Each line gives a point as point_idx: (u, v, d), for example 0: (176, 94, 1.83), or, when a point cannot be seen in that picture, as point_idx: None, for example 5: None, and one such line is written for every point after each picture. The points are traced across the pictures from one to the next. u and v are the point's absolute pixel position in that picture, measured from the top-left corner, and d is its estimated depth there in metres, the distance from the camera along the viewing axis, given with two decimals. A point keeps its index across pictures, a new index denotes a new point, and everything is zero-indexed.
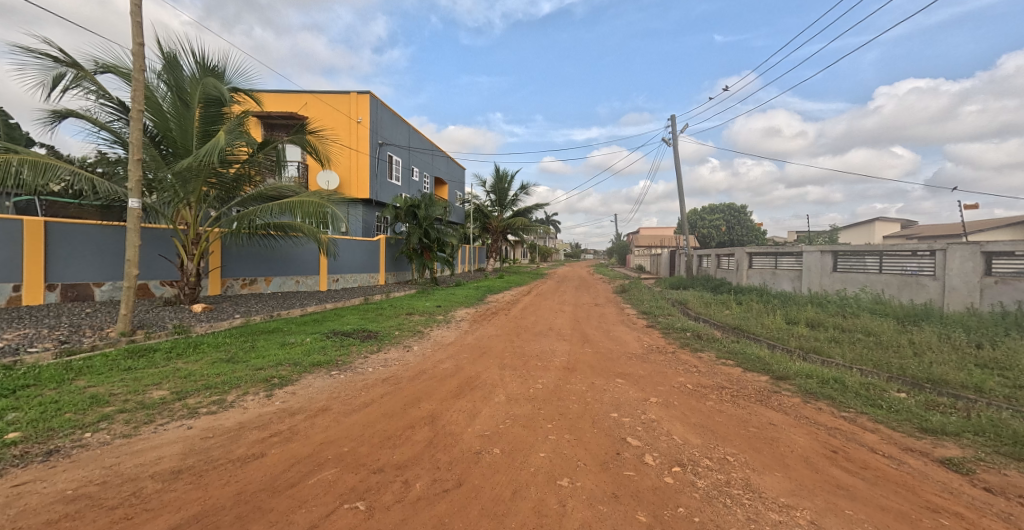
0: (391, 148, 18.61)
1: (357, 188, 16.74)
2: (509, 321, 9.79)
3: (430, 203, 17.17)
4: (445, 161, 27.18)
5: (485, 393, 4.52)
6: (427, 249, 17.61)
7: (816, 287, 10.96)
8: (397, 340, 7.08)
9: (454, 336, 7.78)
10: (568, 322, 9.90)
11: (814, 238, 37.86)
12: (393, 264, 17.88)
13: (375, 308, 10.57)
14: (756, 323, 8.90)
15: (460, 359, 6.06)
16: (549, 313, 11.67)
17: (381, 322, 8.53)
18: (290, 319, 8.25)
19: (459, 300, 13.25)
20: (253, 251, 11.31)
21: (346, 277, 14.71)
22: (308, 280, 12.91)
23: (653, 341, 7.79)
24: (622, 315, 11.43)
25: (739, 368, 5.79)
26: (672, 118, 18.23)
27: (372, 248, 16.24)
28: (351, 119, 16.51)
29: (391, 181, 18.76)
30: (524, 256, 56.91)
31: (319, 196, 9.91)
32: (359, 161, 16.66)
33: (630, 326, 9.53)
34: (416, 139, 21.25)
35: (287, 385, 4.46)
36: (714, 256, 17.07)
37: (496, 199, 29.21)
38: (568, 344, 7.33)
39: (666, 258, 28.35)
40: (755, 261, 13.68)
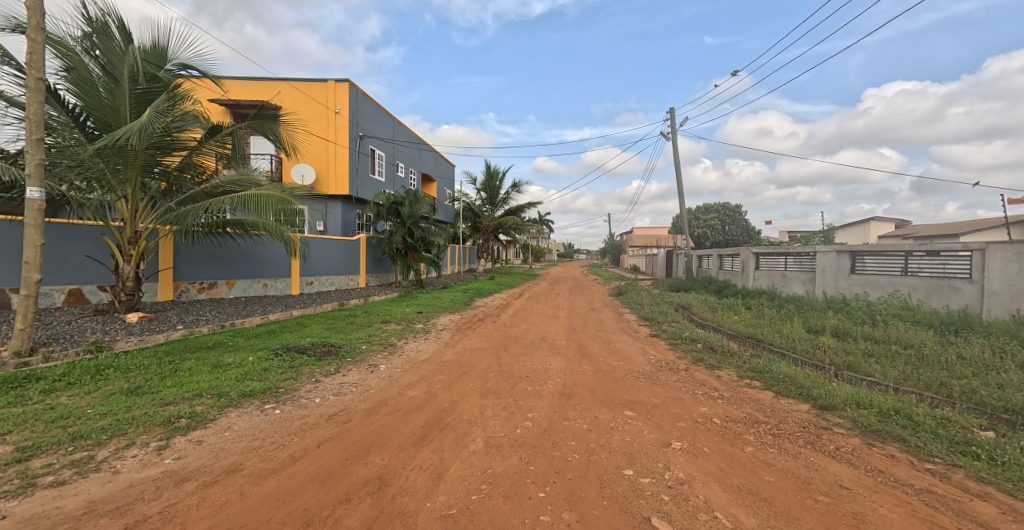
0: (373, 142, 17.48)
1: (335, 183, 15.60)
2: (497, 331, 8.75)
3: (416, 202, 16.17)
4: (433, 157, 26.07)
5: (458, 438, 3.47)
6: (412, 251, 16.57)
7: (831, 291, 10.09)
8: (362, 357, 6.01)
9: (432, 350, 6.73)
10: (561, 331, 8.90)
11: (810, 238, 37.39)
12: (374, 266, 16.78)
13: (347, 315, 9.46)
14: (773, 332, 7.97)
15: (434, 383, 5.01)
16: (542, 319, 10.66)
17: (349, 334, 7.45)
18: (241, 330, 7.12)
19: (443, 305, 12.19)
20: (213, 252, 10.20)
21: (321, 280, 13.63)
22: (277, 283, 11.81)
23: (660, 355, 6.81)
24: (622, 322, 10.44)
25: (770, 392, 4.81)
26: (671, 111, 17.33)
27: (351, 248, 15.15)
28: (329, 110, 15.37)
29: (374, 177, 17.64)
30: (517, 257, 55.90)
31: (281, 189, 8.79)
32: (337, 154, 15.53)
33: (631, 336, 8.56)
34: (401, 133, 20.16)
35: (196, 429, 3.36)
36: (716, 257, 16.20)
37: (487, 197, 28.20)
38: (563, 359, 6.33)
39: (662, 259, 27.54)
40: (762, 263, 12.82)
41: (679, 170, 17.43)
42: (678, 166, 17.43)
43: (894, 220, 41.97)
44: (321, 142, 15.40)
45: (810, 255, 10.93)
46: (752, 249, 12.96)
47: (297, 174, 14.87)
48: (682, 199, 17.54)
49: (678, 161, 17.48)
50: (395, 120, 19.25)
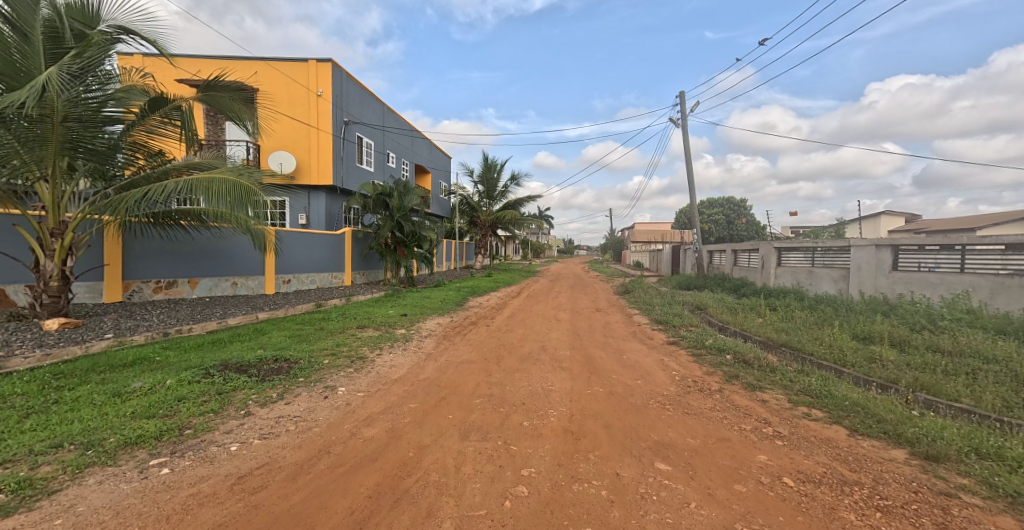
0: (361, 129, 16.34)
1: (318, 172, 14.47)
2: (490, 338, 7.61)
3: (406, 193, 15.15)
4: (427, 148, 24.87)
5: (415, 524, 2.30)
6: (401, 246, 15.46)
7: (868, 290, 8.94)
8: (320, 376, 4.85)
9: (410, 365, 5.56)
10: (565, 337, 7.76)
11: (819, 232, 36.25)
12: (361, 263, 15.64)
13: (320, 318, 8.30)
14: (812, 340, 6.82)
15: (401, 416, 3.84)
16: (543, 323, 9.50)
17: (314, 343, 6.31)
18: (181, 340, 5.95)
19: (433, 305, 11.02)
20: (171, 246, 9.10)
21: (300, 277, 12.56)
22: (249, 281, 10.70)
23: (685, 371, 5.63)
24: (633, 326, 9.28)
25: (841, 428, 3.65)
26: (680, 95, 16.21)
27: (334, 243, 14.03)
28: (310, 92, 14.22)
29: (362, 166, 16.50)
30: (517, 253, 54.65)
31: (239, 173, 7.43)
32: (320, 141, 14.40)
33: (646, 344, 7.41)
34: (391, 121, 18.97)
35: (18, 509, 2.18)
36: (730, 253, 15.05)
37: (484, 190, 27.03)
38: (568, 377, 5.19)
39: (668, 255, 26.40)
40: (783, 259, 11.68)
41: (689, 158, 16.25)
42: (688, 155, 16.24)
43: (904, 213, 40.84)
44: (302, 127, 14.27)
45: (842, 250, 9.79)
46: (773, 244, 11.80)
47: (275, 161, 13.97)
48: (692, 190, 16.38)
49: (688, 150, 16.30)
50: (385, 106, 18.07)
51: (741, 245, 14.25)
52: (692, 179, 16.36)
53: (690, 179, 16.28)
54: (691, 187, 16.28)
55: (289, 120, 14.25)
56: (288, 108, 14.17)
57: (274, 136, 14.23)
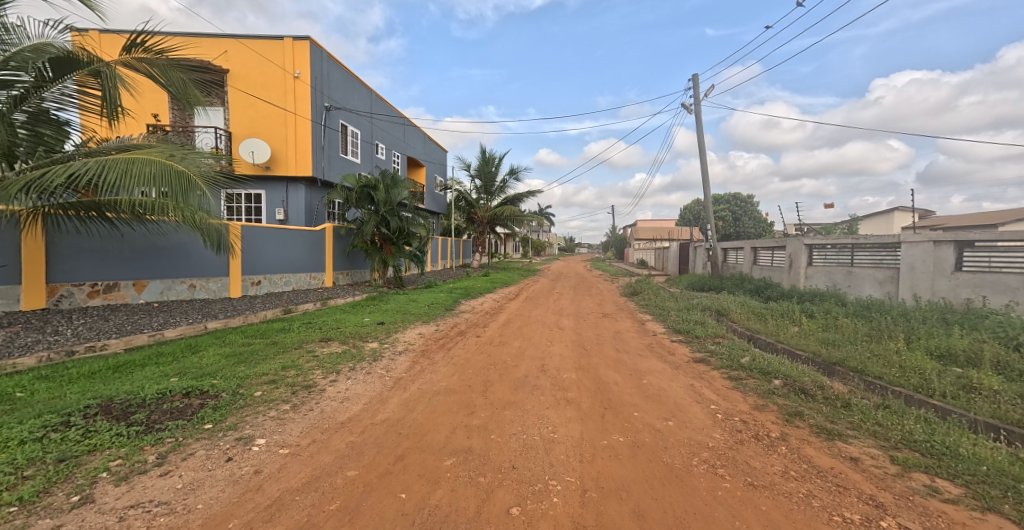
0: (345, 116, 15.12)
1: (296, 161, 13.29)
2: (479, 355, 6.31)
3: (393, 186, 13.89)
4: (421, 140, 23.62)
5: None
6: (387, 244, 14.23)
7: (924, 294, 7.64)
8: (239, 419, 3.53)
9: (368, 399, 4.26)
10: (568, 353, 6.48)
11: (831, 229, 34.99)
12: (345, 262, 14.37)
13: (278, 329, 7.01)
14: (875, 359, 5.52)
15: (326, 498, 2.53)
16: (544, 332, 8.21)
17: (254, 365, 5.02)
18: (81, 362, 4.65)
19: (417, 311, 9.75)
20: (107, 244, 7.80)
21: (273, 278, 11.31)
22: (209, 284, 9.50)
23: (728, 405, 4.33)
24: (648, 336, 7.98)
25: (1006, 523, 2.33)
26: (693, 78, 14.91)
27: (314, 240, 12.79)
28: (287, 74, 13.01)
29: (346, 156, 15.31)
30: (517, 251, 52.52)
31: (166, 154, 5.92)
32: (298, 127, 13.21)
33: (667, 362, 6.11)
34: (380, 109, 17.71)
35: None
36: (748, 250, 13.75)
37: (482, 185, 25.74)
38: (575, 419, 3.89)
39: (675, 253, 25.12)
40: (812, 257, 10.41)
41: (701, 148, 14.97)
42: (701, 145, 14.97)
43: (917, 210, 39.58)
44: (278, 112, 13.08)
45: (888, 247, 8.49)
46: (801, 241, 10.50)
47: (246, 150, 12.74)
48: (704, 183, 15.11)
49: (701, 139, 15.03)
50: (373, 93, 16.82)
51: (762, 243, 12.94)
52: (705, 171, 15.08)
53: (703, 170, 14.99)
54: (704, 179, 15.01)
55: (263, 105, 13.02)
56: (262, 91, 12.95)
57: (248, 122, 13.01)
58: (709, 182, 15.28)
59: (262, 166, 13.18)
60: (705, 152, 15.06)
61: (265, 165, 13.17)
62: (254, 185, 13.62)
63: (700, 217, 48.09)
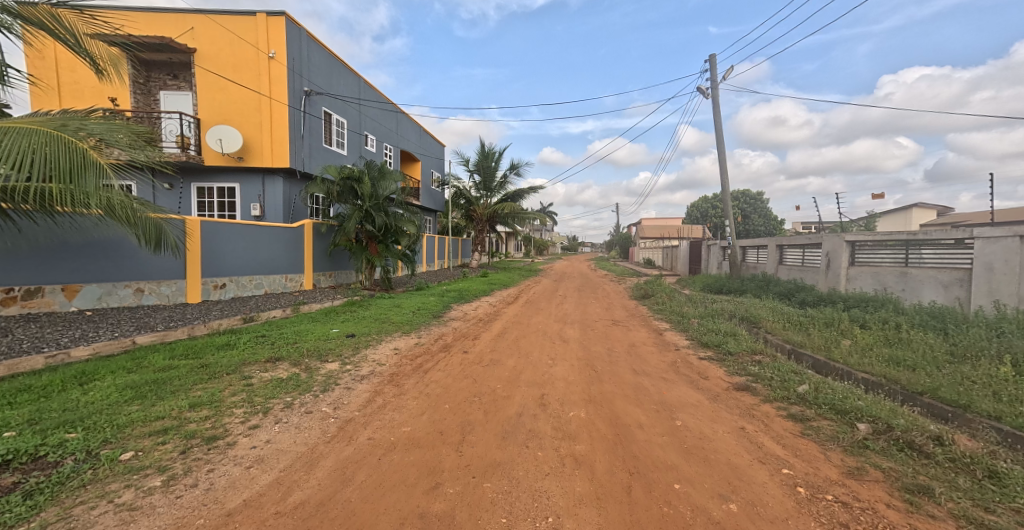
0: (328, 102, 13.90)
1: (271, 151, 12.12)
2: (462, 381, 5.00)
3: (380, 179, 12.73)
4: (416, 133, 22.40)
5: None
6: (373, 242, 13.04)
7: (1007, 300, 6.22)
8: (58, 516, 2.18)
9: (288, 462, 2.92)
10: (575, 378, 5.15)
11: (847, 227, 33.54)
12: (328, 262, 13.16)
13: (221, 345, 5.74)
14: (980, 390, 4.15)
15: None
16: (545, 346, 6.91)
17: (154, 400, 3.71)
18: None
19: (400, 319, 8.49)
20: (5, 241, 6.44)
21: (241, 281, 10.13)
22: (161, 288, 8.38)
23: (808, 469, 2.98)
24: (670, 352, 6.68)
25: None
26: (710, 59, 13.59)
27: (291, 238, 11.62)
28: (261, 53, 11.77)
29: (331, 147, 14.12)
30: (517, 251, 52.54)
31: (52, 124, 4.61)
32: (275, 113, 12.02)
33: (702, 391, 4.78)
34: (369, 97, 16.47)
35: None
36: (773, 248, 12.40)
37: (482, 181, 24.56)
38: (588, 503, 2.56)
39: (686, 251, 23.73)
40: (855, 256, 9.03)
41: (719, 137, 13.64)
42: (718, 133, 13.64)
43: (937, 207, 37.99)
44: (251, 96, 11.86)
45: (956, 243, 7.09)
46: (842, 237, 9.12)
47: (215, 138, 11.52)
48: (722, 175, 13.78)
49: (718, 126, 13.70)
50: (361, 79, 15.58)
51: (790, 240, 11.58)
52: (723, 162, 13.75)
53: (721, 160, 13.66)
54: (723, 170, 13.70)
55: (234, 88, 11.80)
56: (234, 72, 11.72)
57: (217, 106, 11.79)
58: (727, 174, 13.94)
59: (234, 156, 11.98)
60: (723, 141, 13.73)
61: (236, 155, 12.00)
62: (227, 178, 12.46)
63: (709, 215, 46.61)
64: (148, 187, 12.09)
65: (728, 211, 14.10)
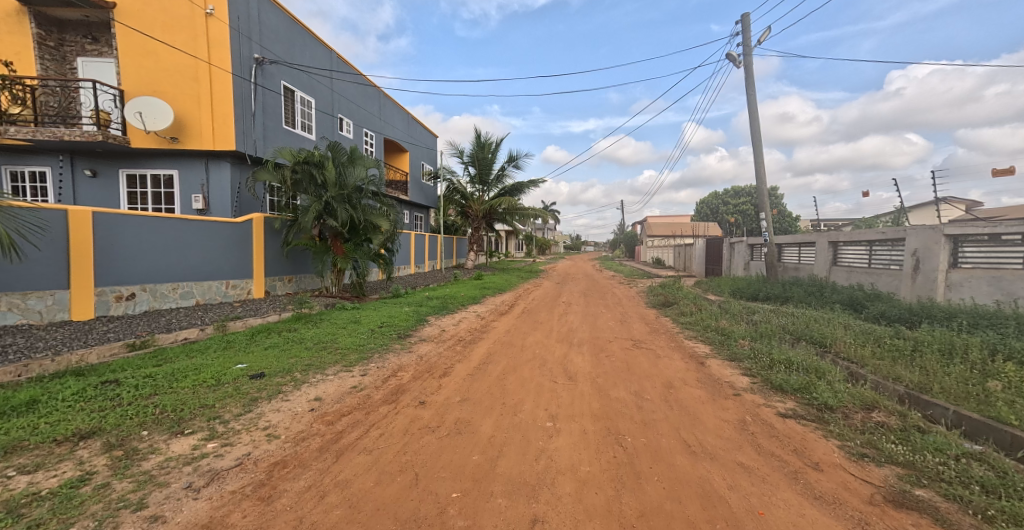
0: (287, 75, 11.76)
1: (213, 130, 10.06)
2: (391, 484, 2.79)
3: (346, 165, 10.90)
4: (402, 121, 20.28)
5: None
6: (339, 240, 10.98)
7: None
8: None
9: None
10: (593, 477, 2.92)
11: (873, 223, 31.35)
12: (287, 265, 11.03)
13: (22, 399, 3.53)
14: None
15: None
16: (543, 391, 4.73)
17: None
18: None
19: (350, 345, 6.34)
20: None
21: (159, 290, 8.02)
22: (31, 302, 6.34)
23: None
24: (730, 402, 4.46)
25: None
26: (742, 20, 11.40)
27: (233, 236, 9.45)
28: (196, 9, 9.64)
29: (292, 129, 12.06)
30: (518, 250, 50.48)
31: None
32: (216, 84, 9.95)
33: (832, 510, 2.54)
34: (341, 74, 14.33)
35: None
36: (826, 246, 10.15)
37: (477, 173, 22.37)
38: None
39: (703, 250, 21.47)
40: (957, 256, 6.76)
41: (752, 113, 11.43)
42: (750, 108, 11.43)
43: (966, 201, 35.59)
44: (186, 62, 9.74)
45: None
46: (938, 231, 6.83)
47: (138, 112, 9.37)
48: (756, 158, 11.55)
49: (749, 101, 11.49)
50: (330, 51, 13.44)
51: (850, 236, 9.32)
52: (756, 143, 11.53)
53: (755, 140, 11.48)
54: (757, 153, 11.51)
55: (165, 52, 9.67)
56: (164, 32, 9.60)
57: (143, 74, 9.64)
58: (761, 158, 11.72)
59: (166, 137, 9.86)
60: (756, 119, 11.52)
61: (169, 135, 9.89)
62: (163, 163, 10.44)
63: (720, 211, 44.46)
64: (65, 173, 9.99)
65: (764, 201, 11.85)
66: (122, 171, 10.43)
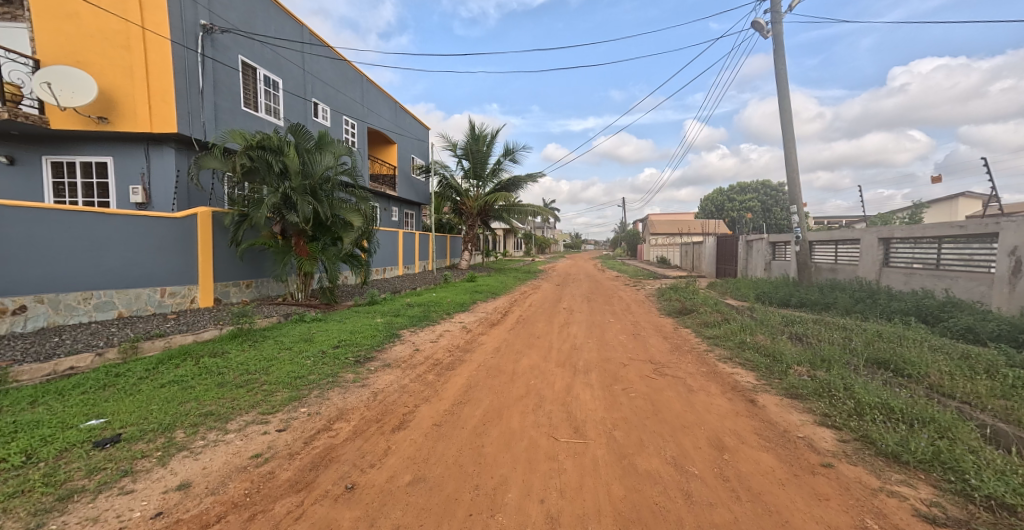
0: (245, 48, 10.20)
1: (150, 109, 8.49)
2: None
3: (313, 152, 9.39)
4: (388, 109, 18.72)
5: None
6: (302, 239, 9.52)
7: None
8: None
9: None
10: None
11: (889, 220, 29.93)
12: (242, 267, 9.48)
13: None
14: None
15: None
16: (538, 465, 3.16)
17: None
18: None
19: (283, 377, 4.78)
20: None
21: (63, 301, 6.50)
22: None
23: None
24: (827, 484, 2.88)
25: None
26: None
27: (167, 233, 7.90)
28: None
29: (251, 112, 10.53)
30: (517, 249, 48.87)
31: None
32: (152, 54, 8.40)
33: None
34: (312, 51, 12.76)
35: None
36: (876, 244, 8.61)
37: (471, 167, 20.80)
38: None
39: (713, 248, 19.93)
40: None
41: (781, 90, 9.88)
42: (779, 84, 9.90)
43: (984, 196, 34.03)
44: (116, 26, 8.19)
45: None
46: None
47: (51, 85, 7.74)
48: (786, 143, 10.01)
49: (777, 76, 9.96)
50: (298, 23, 11.87)
51: (911, 232, 7.74)
52: (785, 125, 9.98)
53: (785, 122, 9.97)
54: (788, 137, 10.01)
55: (88, 13, 8.08)
56: None
57: (62, 41, 8.06)
58: (791, 142, 10.17)
59: (92, 116, 8.24)
60: (785, 97, 9.98)
61: (96, 115, 8.28)
62: (95, 149, 8.87)
63: (725, 207, 42.94)
64: None
65: (795, 192, 10.27)
66: (47, 159, 8.86)
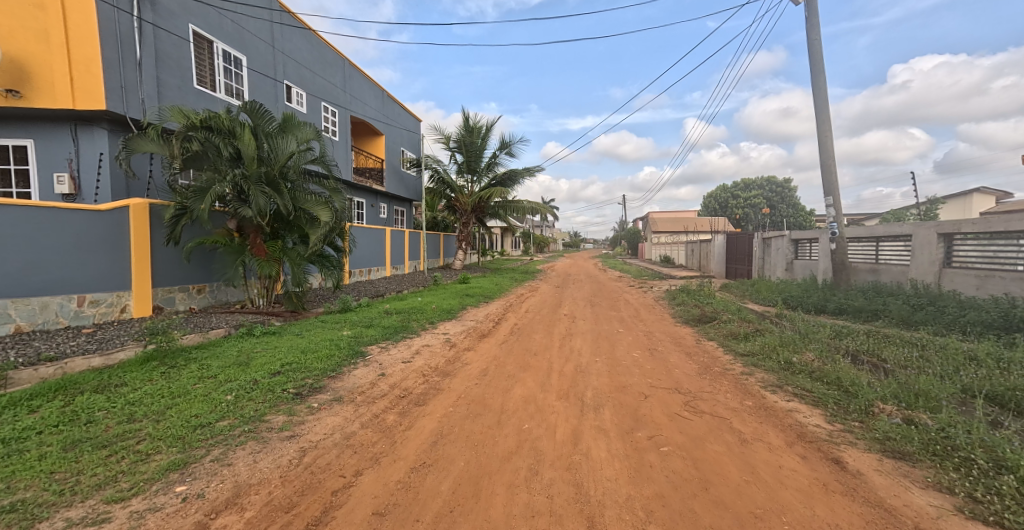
0: (195, 15, 8.81)
1: (71, 81, 7.10)
2: None
3: (273, 135, 7.98)
4: (374, 97, 17.35)
5: None
6: (259, 236, 8.12)
7: None
8: None
9: None
10: None
11: (901, 217, 28.78)
12: (190, 269, 8.11)
13: None
14: None
15: None
16: None
17: None
18: None
19: (178, 427, 3.41)
20: None
21: None
22: None
23: None
24: None
25: None
26: None
27: (85, 228, 6.52)
28: None
29: (204, 91, 9.13)
30: (516, 248, 47.51)
31: None
32: (72, 13, 7.00)
33: None
34: (280, 26, 11.35)
35: None
36: (936, 241, 7.30)
37: (464, 160, 19.41)
38: None
39: (724, 247, 18.62)
40: None
41: (817, 64, 8.57)
42: (813, 57, 8.58)
43: (997, 192, 32.93)
44: None
45: None
46: None
47: None
48: (821, 124, 8.70)
49: (810, 47, 8.64)
50: None
51: (986, 226, 6.42)
52: (820, 104, 8.66)
53: (821, 100, 8.65)
54: (824, 118, 8.69)
55: None
56: None
57: None
58: (826, 124, 8.85)
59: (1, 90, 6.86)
60: (820, 71, 8.65)
61: (5, 88, 6.90)
62: (12, 131, 7.49)
63: (729, 205, 41.67)
64: None
65: (830, 181, 8.94)
66: None
